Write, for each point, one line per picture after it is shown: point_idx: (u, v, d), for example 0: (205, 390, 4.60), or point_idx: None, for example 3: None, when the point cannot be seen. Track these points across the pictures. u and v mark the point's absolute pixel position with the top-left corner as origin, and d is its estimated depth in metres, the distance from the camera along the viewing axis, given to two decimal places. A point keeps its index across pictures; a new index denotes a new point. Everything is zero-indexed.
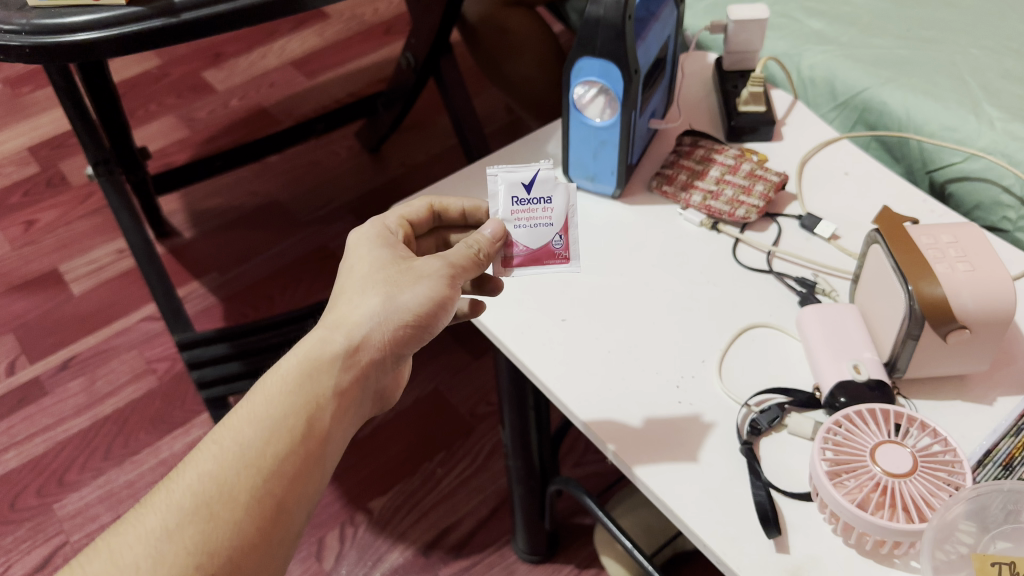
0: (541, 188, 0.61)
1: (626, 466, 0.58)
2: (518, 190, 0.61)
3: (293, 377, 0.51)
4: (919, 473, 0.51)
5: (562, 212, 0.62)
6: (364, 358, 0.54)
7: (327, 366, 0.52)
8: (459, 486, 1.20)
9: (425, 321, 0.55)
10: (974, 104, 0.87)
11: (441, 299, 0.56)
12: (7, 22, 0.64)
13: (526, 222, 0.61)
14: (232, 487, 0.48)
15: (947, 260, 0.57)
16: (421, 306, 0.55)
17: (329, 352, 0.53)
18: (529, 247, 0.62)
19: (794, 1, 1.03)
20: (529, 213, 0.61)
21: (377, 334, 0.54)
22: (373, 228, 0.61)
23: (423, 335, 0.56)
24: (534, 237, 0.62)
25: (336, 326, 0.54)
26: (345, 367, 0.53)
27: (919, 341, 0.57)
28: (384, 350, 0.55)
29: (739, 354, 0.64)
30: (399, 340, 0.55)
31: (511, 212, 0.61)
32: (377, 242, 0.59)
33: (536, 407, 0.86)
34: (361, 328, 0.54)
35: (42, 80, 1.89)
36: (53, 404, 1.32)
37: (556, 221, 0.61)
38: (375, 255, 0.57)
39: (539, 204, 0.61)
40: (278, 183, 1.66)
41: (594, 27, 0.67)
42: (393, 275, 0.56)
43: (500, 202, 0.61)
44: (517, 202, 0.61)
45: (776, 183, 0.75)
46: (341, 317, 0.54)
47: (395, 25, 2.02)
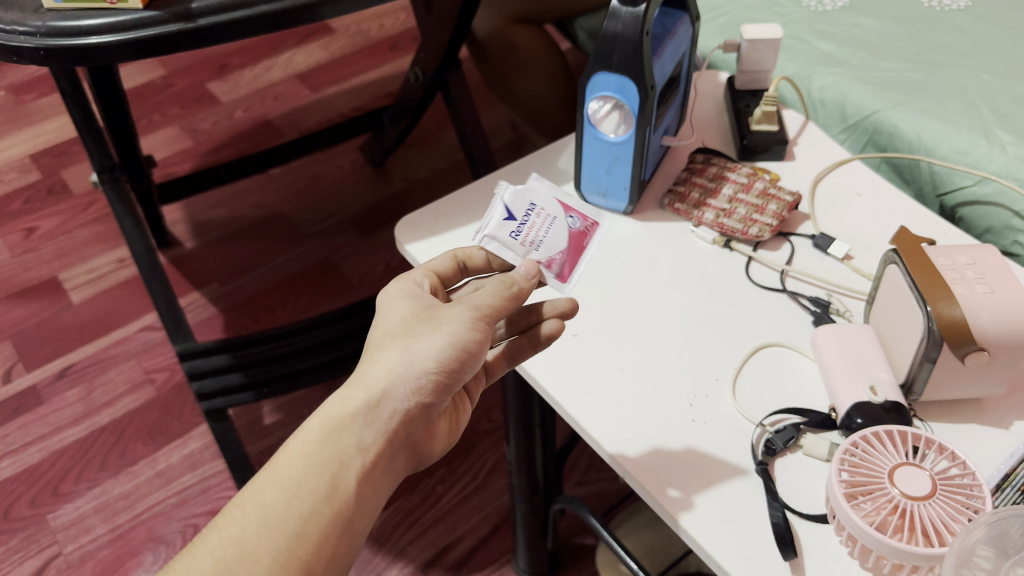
0: (519, 206, 0.61)
1: (650, 496, 0.56)
2: (507, 224, 0.60)
3: (314, 437, 0.50)
4: (938, 496, 0.50)
5: (552, 201, 0.62)
6: (388, 412, 0.51)
7: (349, 426, 0.50)
8: (459, 504, 1.19)
9: (453, 372, 0.52)
10: (985, 128, 0.87)
11: (467, 346, 0.52)
12: (22, 24, 0.64)
13: (541, 237, 0.61)
14: (254, 550, 0.47)
15: (965, 281, 0.56)
16: (443, 355, 0.51)
17: (349, 410, 0.50)
18: (562, 248, 0.62)
19: (804, 23, 1.04)
20: (532, 229, 0.61)
21: (400, 387, 0.51)
22: (402, 283, 0.58)
23: (453, 385, 0.53)
24: (557, 238, 0.62)
25: (357, 382, 0.51)
26: (368, 424, 0.50)
27: (936, 364, 0.57)
28: (411, 405, 0.51)
29: (753, 373, 0.63)
30: (426, 392, 0.51)
31: (522, 246, 0.60)
32: (402, 296, 0.57)
33: (542, 424, 0.85)
34: (381, 383, 0.51)
35: (46, 88, 1.89)
36: (50, 413, 1.30)
37: (556, 212, 0.62)
38: (399, 309, 0.55)
39: (530, 216, 0.61)
40: (281, 195, 1.65)
41: (611, 42, 0.66)
42: (413, 326, 0.53)
43: (509, 251, 0.60)
44: (516, 234, 0.60)
45: (789, 203, 0.74)
46: (361, 373, 0.52)
47: (401, 40, 2.02)
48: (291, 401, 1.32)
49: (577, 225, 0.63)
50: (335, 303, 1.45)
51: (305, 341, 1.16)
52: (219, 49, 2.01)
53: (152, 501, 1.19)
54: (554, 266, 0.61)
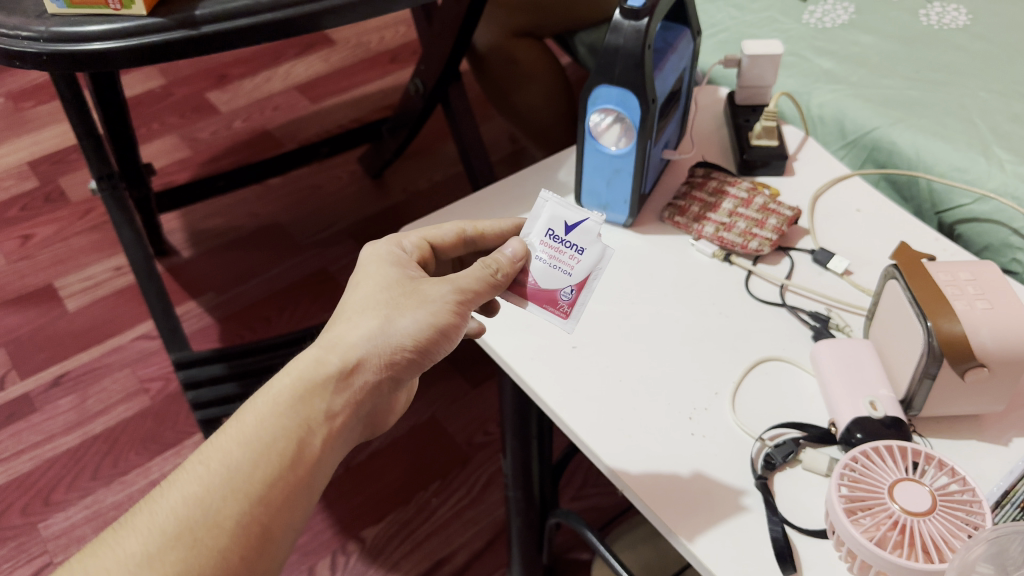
0: (581, 236, 0.58)
1: (656, 516, 0.56)
2: (557, 227, 0.59)
3: (285, 398, 0.50)
4: (938, 512, 0.50)
5: (586, 268, 0.58)
6: (360, 381, 0.52)
7: (321, 388, 0.51)
8: (454, 517, 1.18)
9: (426, 348, 0.54)
10: (984, 146, 0.88)
11: (445, 327, 0.54)
12: (26, 29, 0.64)
13: (550, 258, 0.59)
14: (215, 509, 0.47)
15: (966, 297, 0.57)
16: (421, 332, 0.53)
17: (323, 373, 0.51)
18: (537, 285, 0.59)
19: (804, 40, 1.04)
20: (556, 252, 0.59)
21: (375, 358, 0.52)
22: (386, 246, 0.59)
23: (423, 361, 0.55)
24: (546, 277, 0.59)
25: (332, 346, 0.52)
26: (338, 390, 0.51)
27: (936, 380, 0.56)
28: (381, 376, 0.53)
29: (753, 386, 0.63)
30: (397, 366, 0.53)
31: (541, 241, 0.59)
32: (385, 262, 0.57)
33: (539, 436, 0.85)
34: (358, 351, 0.52)
35: (45, 96, 1.89)
36: (43, 421, 1.30)
37: (574, 275, 0.58)
38: (382, 275, 0.55)
39: (569, 249, 0.58)
40: (279, 205, 1.65)
41: (613, 55, 0.67)
42: (395, 297, 0.54)
43: (537, 227, 0.60)
44: (551, 235, 0.59)
45: (789, 217, 0.74)
46: (338, 337, 0.53)
47: (401, 53, 2.03)
48: None
49: (567, 297, 0.59)
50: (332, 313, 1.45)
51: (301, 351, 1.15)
52: (219, 59, 2.01)
53: None
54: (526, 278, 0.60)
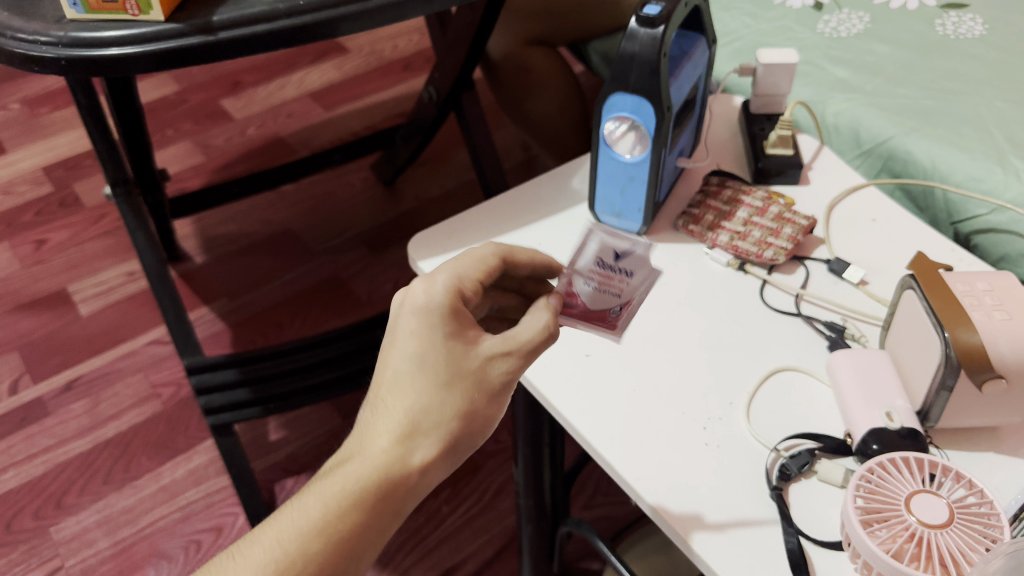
0: (631, 262, 0.61)
1: (671, 527, 0.55)
2: (602, 258, 0.61)
3: (363, 492, 0.43)
4: (956, 525, 0.49)
5: (635, 290, 0.61)
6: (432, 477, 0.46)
7: (393, 494, 0.44)
8: (464, 525, 1.18)
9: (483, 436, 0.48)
10: (1000, 156, 0.87)
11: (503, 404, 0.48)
12: (44, 34, 0.65)
13: (600, 283, 0.61)
14: None
15: (984, 308, 0.56)
16: (486, 424, 0.47)
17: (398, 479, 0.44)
18: (588, 304, 0.60)
19: (819, 49, 1.04)
20: (607, 279, 0.61)
21: (444, 457, 0.46)
22: (430, 296, 0.48)
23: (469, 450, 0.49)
24: (597, 300, 0.60)
25: (410, 437, 0.45)
26: (408, 495, 0.45)
27: (953, 392, 0.56)
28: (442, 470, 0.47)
29: (768, 396, 0.63)
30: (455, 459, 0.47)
31: (589, 269, 0.61)
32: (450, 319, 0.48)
33: (551, 444, 0.85)
34: (434, 454, 0.45)
35: (61, 101, 1.91)
36: (55, 425, 1.30)
37: (623, 295, 0.61)
38: (454, 345, 0.47)
39: (619, 274, 0.61)
40: (292, 212, 1.66)
41: (628, 63, 0.66)
42: (472, 376, 0.47)
43: (584, 258, 0.62)
44: (601, 265, 0.61)
45: (805, 226, 0.74)
46: (414, 425, 0.45)
47: (414, 61, 2.03)
48: (297, 418, 1.31)
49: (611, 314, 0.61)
50: (343, 320, 1.45)
51: (313, 357, 1.16)
52: (233, 66, 2.02)
53: (155, 516, 1.18)
54: (572, 302, 0.60)
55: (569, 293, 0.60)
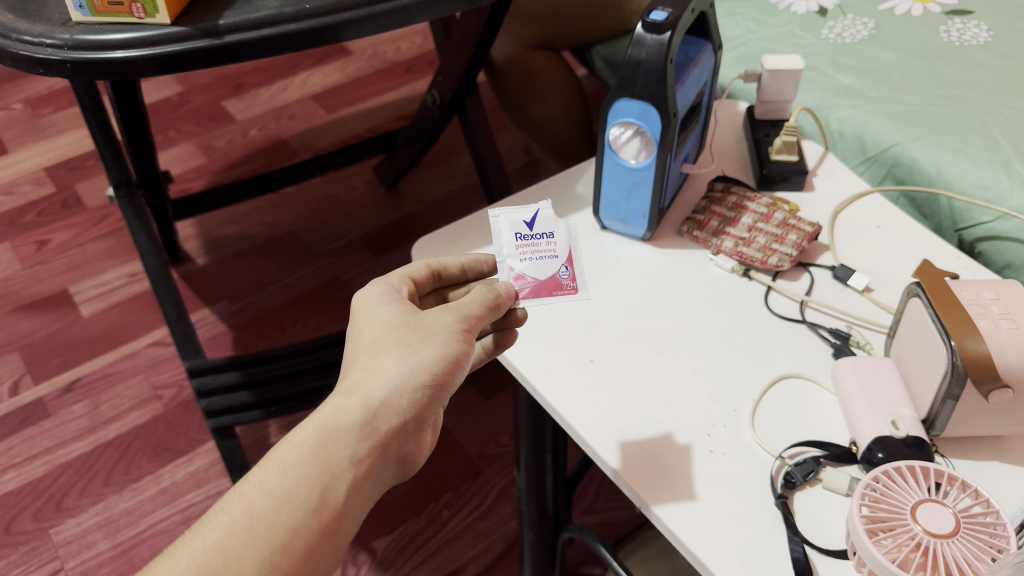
0: (543, 224, 0.63)
1: (637, 494, 0.58)
2: (521, 228, 0.62)
3: (308, 446, 0.46)
4: (962, 535, 0.49)
5: (565, 245, 0.62)
6: (385, 424, 0.48)
7: (344, 433, 0.47)
8: (465, 529, 1.17)
9: (445, 380, 0.50)
10: (1005, 164, 0.87)
11: (456, 356, 0.51)
12: (50, 37, 0.65)
13: (533, 254, 0.61)
14: (240, 555, 0.43)
15: (990, 317, 0.56)
16: (438, 365, 0.50)
17: (347, 420, 0.47)
18: (537, 277, 0.61)
19: (824, 55, 1.04)
20: (532, 247, 0.62)
21: (397, 400, 0.49)
22: (373, 286, 0.56)
23: (438, 400, 0.51)
24: (539, 268, 0.61)
25: (351, 391, 0.48)
26: (363, 436, 0.47)
27: (959, 401, 0.56)
28: (405, 418, 0.49)
29: (772, 404, 0.63)
30: (418, 406, 0.49)
31: (515, 247, 0.62)
32: (384, 302, 0.54)
33: (553, 451, 0.85)
34: (379, 393, 0.48)
35: (63, 102, 1.91)
36: (56, 426, 1.30)
37: (560, 253, 0.62)
38: (387, 314, 0.52)
39: (542, 238, 0.62)
40: (295, 214, 1.66)
41: (635, 69, 0.66)
42: (405, 335, 0.51)
43: (503, 239, 0.62)
44: (521, 238, 0.62)
45: (810, 233, 0.74)
46: (356, 383, 0.49)
47: (417, 64, 2.04)
48: (298, 421, 1.31)
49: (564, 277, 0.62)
50: (345, 323, 1.45)
51: (314, 360, 1.15)
52: (235, 67, 2.02)
53: (155, 519, 1.18)
54: (522, 284, 0.60)
55: (512, 276, 0.61)
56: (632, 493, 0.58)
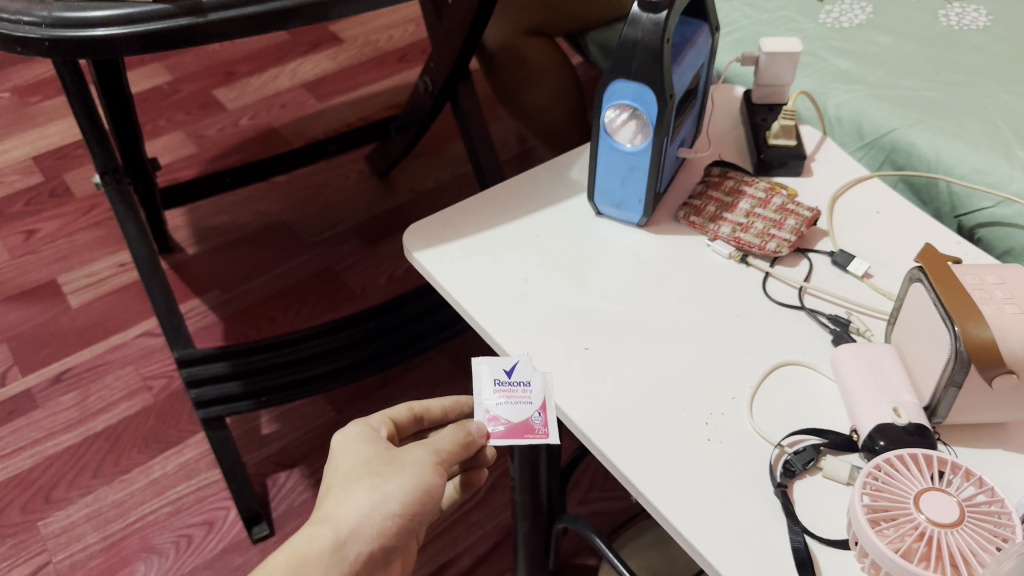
0: (520, 372, 0.61)
1: (633, 485, 0.56)
2: (499, 376, 0.61)
3: (281, 573, 0.49)
4: (966, 524, 0.48)
5: (541, 393, 0.61)
6: (354, 551, 0.51)
7: (315, 559, 0.50)
8: (458, 520, 1.16)
9: (416, 511, 0.53)
10: (1006, 148, 0.86)
11: (428, 488, 0.54)
12: (28, 14, 0.63)
13: (507, 400, 0.60)
14: None
15: (995, 301, 0.54)
16: (408, 496, 0.53)
17: (318, 547, 0.50)
18: (510, 421, 0.59)
19: (821, 40, 1.03)
20: (509, 393, 0.60)
21: (367, 528, 0.51)
22: (354, 424, 0.59)
23: (408, 531, 0.54)
24: (513, 413, 0.59)
25: (324, 520, 0.52)
26: (333, 562, 0.50)
27: (962, 388, 0.55)
28: (374, 546, 0.52)
29: (770, 391, 0.62)
30: (388, 535, 0.52)
31: (492, 391, 0.60)
32: (361, 439, 0.57)
33: (548, 441, 0.83)
34: (349, 523, 0.51)
35: (51, 91, 1.88)
36: (44, 418, 1.28)
37: (534, 400, 0.60)
38: (363, 450, 0.56)
39: (519, 385, 0.60)
40: (286, 203, 1.64)
41: (630, 50, 0.65)
42: (378, 468, 0.54)
43: (481, 383, 0.61)
44: (498, 383, 0.61)
45: (808, 218, 0.73)
46: (329, 513, 0.52)
47: (409, 52, 2.02)
48: (290, 412, 1.30)
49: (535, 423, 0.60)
50: (337, 313, 1.43)
51: (307, 350, 1.14)
52: (226, 55, 2.00)
53: (145, 510, 1.17)
54: (496, 424, 0.59)
55: (489, 417, 0.59)
56: (628, 483, 0.56)
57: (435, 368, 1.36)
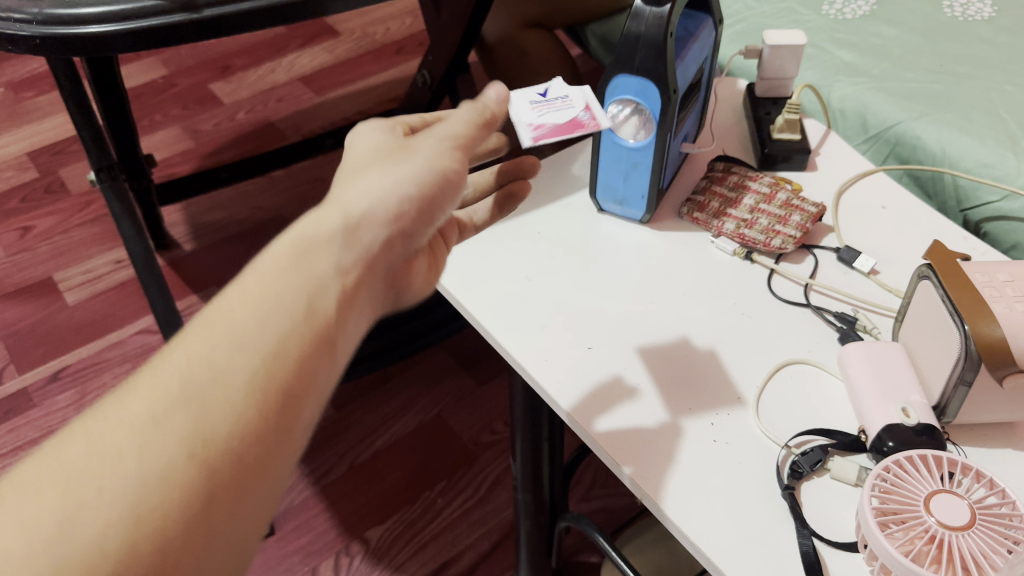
0: (555, 91, 0.60)
1: (638, 488, 0.55)
2: (535, 96, 0.59)
3: (272, 271, 0.35)
4: (978, 526, 0.47)
5: (581, 100, 0.59)
6: (370, 237, 0.39)
7: (324, 244, 0.37)
8: (459, 518, 1.15)
9: (444, 187, 0.43)
10: (1012, 141, 0.85)
11: (454, 173, 0.44)
12: (18, 11, 0.62)
13: (548, 110, 0.58)
14: (204, 390, 0.32)
15: (1005, 299, 0.54)
16: (427, 179, 0.42)
17: (324, 229, 0.38)
18: (557, 122, 0.56)
19: (824, 31, 1.02)
20: (549, 106, 0.58)
21: (383, 209, 0.40)
22: (362, 126, 0.47)
23: (434, 213, 0.43)
24: (560, 117, 0.57)
25: (329, 203, 0.39)
26: (347, 244, 0.38)
27: (972, 387, 0.54)
28: (393, 233, 0.40)
29: (776, 390, 0.61)
30: (409, 218, 0.41)
31: (531, 108, 0.58)
32: (367, 134, 0.45)
33: (550, 439, 0.83)
34: (359, 203, 0.39)
35: (46, 85, 1.87)
36: (42, 417, 1.27)
37: (577, 105, 0.58)
38: (374, 139, 0.45)
39: (557, 99, 0.59)
40: (284, 198, 1.63)
41: (633, 44, 0.64)
42: (392, 151, 0.43)
43: (518, 106, 0.58)
44: (535, 102, 0.58)
45: (814, 214, 0.72)
46: (336, 196, 0.40)
47: (407, 45, 2.00)
48: None
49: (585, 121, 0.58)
50: None
51: None
52: (222, 49, 1.98)
53: None
54: (543, 131, 0.56)
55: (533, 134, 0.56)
56: (633, 485, 0.56)
57: (434, 364, 1.35)
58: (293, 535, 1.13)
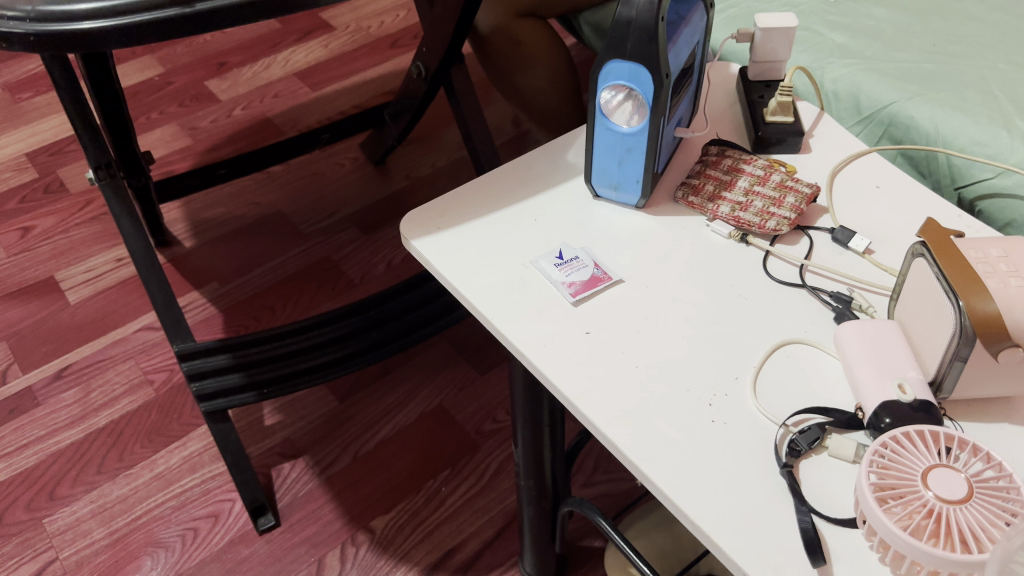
0: (569, 252, 0.70)
1: (638, 469, 0.56)
2: (553, 262, 0.69)
3: None
4: (975, 500, 0.47)
5: (591, 259, 0.69)
6: None
7: None
8: (463, 505, 1.16)
9: None
10: (1005, 119, 0.85)
11: None
12: (12, 8, 0.62)
13: (570, 270, 0.68)
14: None
15: (999, 275, 0.54)
16: None
17: None
18: (582, 279, 0.67)
19: (816, 14, 1.02)
20: (570, 267, 0.68)
21: None
22: None
23: None
24: (581, 274, 0.68)
25: None
26: None
27: (967, 362, 0.55)
28: None
29: (773, 370, 0.61)
30: None
31: (557, 271, 0.68)
32: None
33: (551, 425, 0.83)
34: None
35: (42, 86, 1.87)
36: (46, 415, 1.28)
37: (588, 262, 0.69)
38: None
39: (573, 260, 0.69)
40: (282, 193, 1.63)
41: (625, 29, 0.64)
42: None
43: (547, 274, 0.68)
44: (557, 265, 0.69)
45: (808, 195, 0.72)
46: None
47: (402, 38, 2.00)
48: (292, 401, 1.30)
49: (600, 275, 0.68)
50: (337, 302, 1.43)
51: (305, 342, 1.12)
52: (216, 46, 1.98)
53: (150, 504, 1.17)
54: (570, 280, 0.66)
55: None
56: (633, 467, 0.56)
57: (435, 354, 1.36)
58: (299, 526, 1.14)
